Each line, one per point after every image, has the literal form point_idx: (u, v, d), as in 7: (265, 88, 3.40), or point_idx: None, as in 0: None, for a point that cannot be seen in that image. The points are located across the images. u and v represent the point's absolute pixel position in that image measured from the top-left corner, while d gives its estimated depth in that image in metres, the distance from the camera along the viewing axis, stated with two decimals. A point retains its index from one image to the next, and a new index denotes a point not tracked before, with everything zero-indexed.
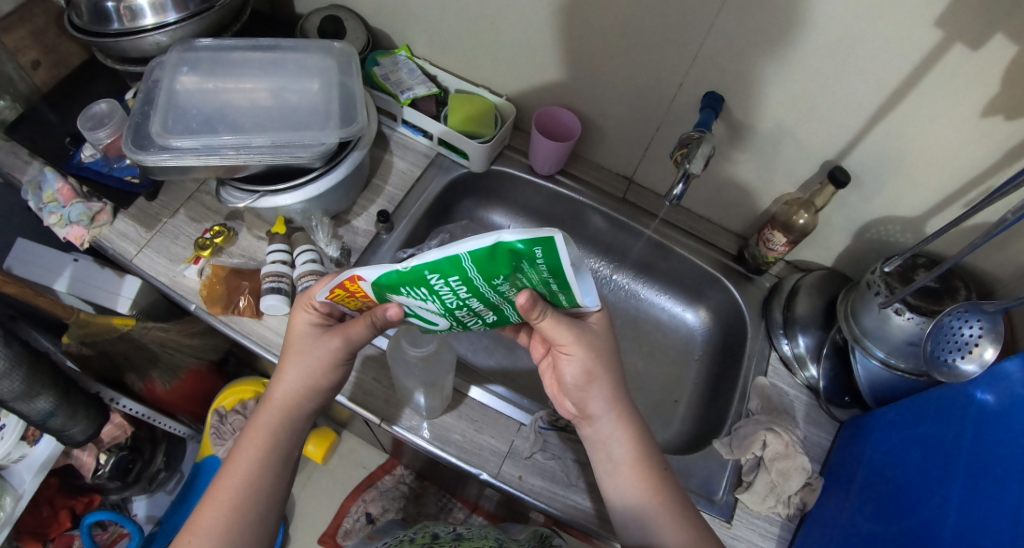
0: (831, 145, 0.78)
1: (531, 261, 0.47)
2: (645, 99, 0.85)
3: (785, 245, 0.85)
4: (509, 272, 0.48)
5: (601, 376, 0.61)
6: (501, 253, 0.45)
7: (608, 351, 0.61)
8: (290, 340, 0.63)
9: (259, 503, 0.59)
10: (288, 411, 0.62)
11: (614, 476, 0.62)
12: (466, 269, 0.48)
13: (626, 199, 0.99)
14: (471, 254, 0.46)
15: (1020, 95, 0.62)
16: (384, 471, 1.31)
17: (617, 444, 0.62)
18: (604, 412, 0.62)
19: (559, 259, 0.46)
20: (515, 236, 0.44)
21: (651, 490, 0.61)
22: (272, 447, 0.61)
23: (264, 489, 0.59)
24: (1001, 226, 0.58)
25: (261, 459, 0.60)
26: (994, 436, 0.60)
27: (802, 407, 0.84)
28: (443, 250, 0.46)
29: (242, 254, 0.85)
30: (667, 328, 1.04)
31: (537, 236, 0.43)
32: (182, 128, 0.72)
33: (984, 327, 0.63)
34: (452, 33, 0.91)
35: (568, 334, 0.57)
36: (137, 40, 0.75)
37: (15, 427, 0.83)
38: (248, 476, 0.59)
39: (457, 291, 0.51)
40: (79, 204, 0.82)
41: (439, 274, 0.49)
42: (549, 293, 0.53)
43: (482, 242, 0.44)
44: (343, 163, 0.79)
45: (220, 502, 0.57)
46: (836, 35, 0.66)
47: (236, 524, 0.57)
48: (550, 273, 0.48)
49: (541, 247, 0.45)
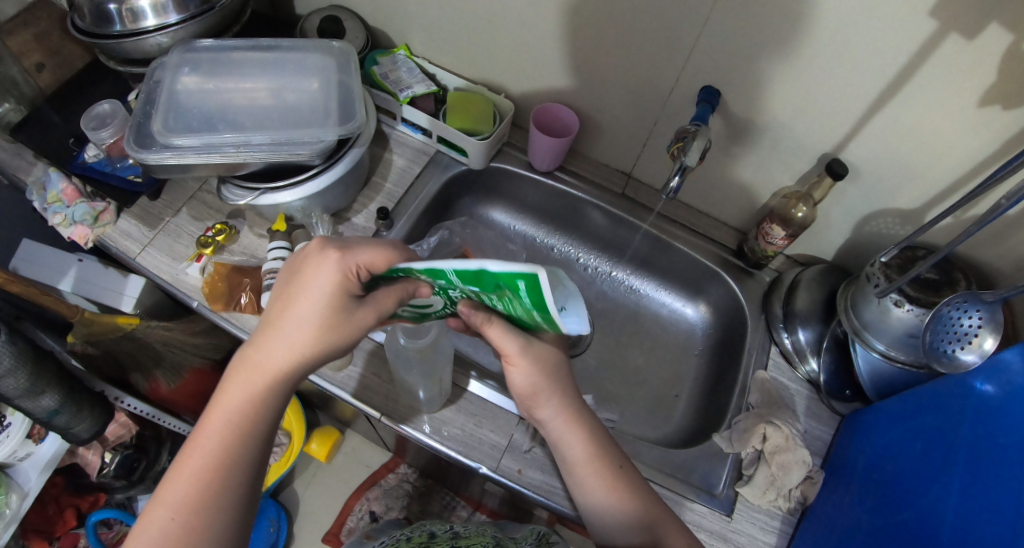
0: (829, 138, 0.78)
1: (515, 290, 0.45)
2: (641, 95, 0.85)
3: (785, 239, 0.85)
4: (492, 289, 0.47)
5: (546, 387, 0.64)
6: (485, 276, 0.45)
7: (553, 363, 0.64)
8: (294, 296, 0.55)
9: (238, 476, 0.54)
10: (281, 378, 0.56)
11: (572, 477, 0.64)
12: (452, 278, 0.48)
13: (625, 195, 0.99)
14: (456, 270, 0.46)
15: (1018, 84, 0.62)
16: (387, 470, 1.32)
17: (568, 446, 0.64)
18: (550, 418, 0.65)
19: (542, 296, 0.44)
20: (497, 267, 0.43)
21: (612, 487, 0.62)
22: (256, 417, 0.55)
23: (245, 459, 0.54)
24: (996, 212, 0.58)
25: (241, 426, 0.55)
26: (995, 426, 0.59)
27: (802, 400, 0.84)
28: (431, 261, 0.46)
29: (243, 252, 0.86)
30: (668, 324, 1.03)
31: (517, 271, 0.42)
32: (183, 127, 0.73)
33: (983, 317, 0.63)
34: (449, 31, 0.91)
35: (514, 346, 0.59)
36: (139, 41, 0.76)
37: (22, 425, 0.87)
38: (225, 446, 0.54)
39: (448, 286, 0.51)
40: (82, 204, 0.83)
41: (430, 273, 0.50)
42: (536, 320, 0.51)
43: (466, 266, 0.44)
44: (342, 160, 0.79)
45: (191, 475, 0.52)
46: (830, 28, 0.66)
47: (209, 499, 0.52)
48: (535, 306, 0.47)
49: (524, 281, 0.43)
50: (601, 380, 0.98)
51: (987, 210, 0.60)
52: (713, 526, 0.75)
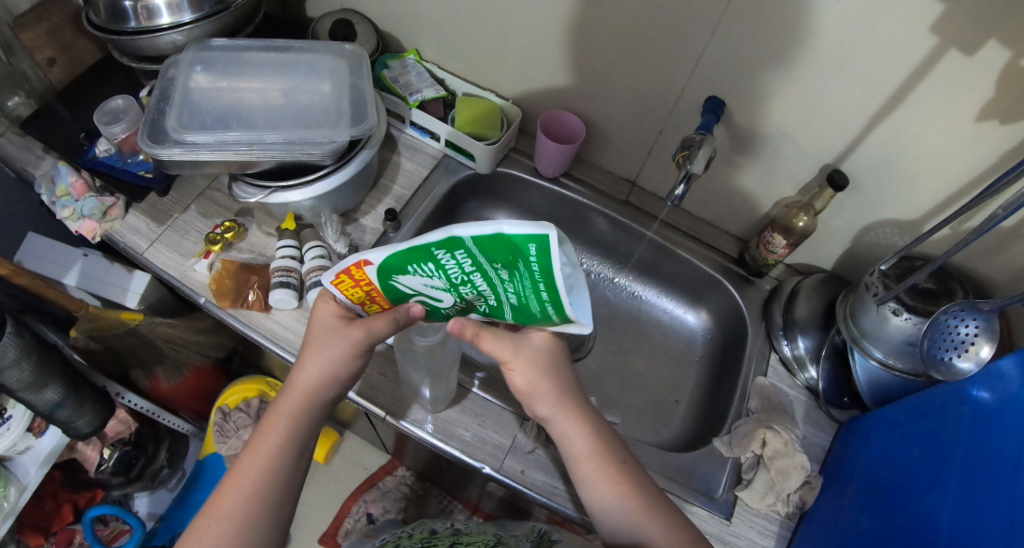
0: (830, 149, 0.79)
1: (526, 260, 0.47)
2: (647, 104, 0.87)
3: (785, 247, 0.87)
4: (507, 261, 0.48)
5: (545, 386, 0.64)
6: (501, 242, 0.46)
7: (549, 361, 0.64)
8: (312, 331, 0.64)
9: (276, 490, 0.58)
10: (305, 397, 0.62)
11: (579, 475, 0.64)
12: (471, 248, 0.48)
13: (629, 202, 1.01)
14: (474, 237, 0.46)
15: (1015, 99, 0.64)
16: (385, 472, 1.33)
17: (572, 443, 0.64)
18: (551, 415, 0.65)
19: (553, 261, 0.45)
20: (514, 229, 0.44)
21: (616, 483, 0.63)
22: (293, 432, 0.61)
23: (282, 473, 0.59)
24: (992, 222, 0.60)
25: (277, 444, 0.60)
26: (991, 432, 0.61)
27: (801, 407, 0.85)
28: (448, 229, 0.47)
29: (252, 250, 0.87)
30: (668, 330, 1.04)
31: (533, 231, 0.44)
32: (197, 124, 0.74)
33: (979, 326, 0.65)
34: (460, 37, 0.93)
35: (506, 350, 0.61)
36: (153, 39, 0.77)
37: (23, 417, 0.87)
38: (269, 458, 0.59)
39: (462, 266, 0.50)
40: (92, 198, 0.84)
41: (445, 250, 0.49)
42: (541, 306, 0.52)
43: (484, 230, 0.45)
44: (353, 161, 0.80)
45: (239, 488, 0.57)
46: (833, 41, 0.68)
47: (257, 510, 0.57)
48: (544, 280, 0.48)
49: (536, 244, 0.45)
50: (602, 385, 0.99)
51: (983, 221, 0.61)
52: (713, 528, 0.76)
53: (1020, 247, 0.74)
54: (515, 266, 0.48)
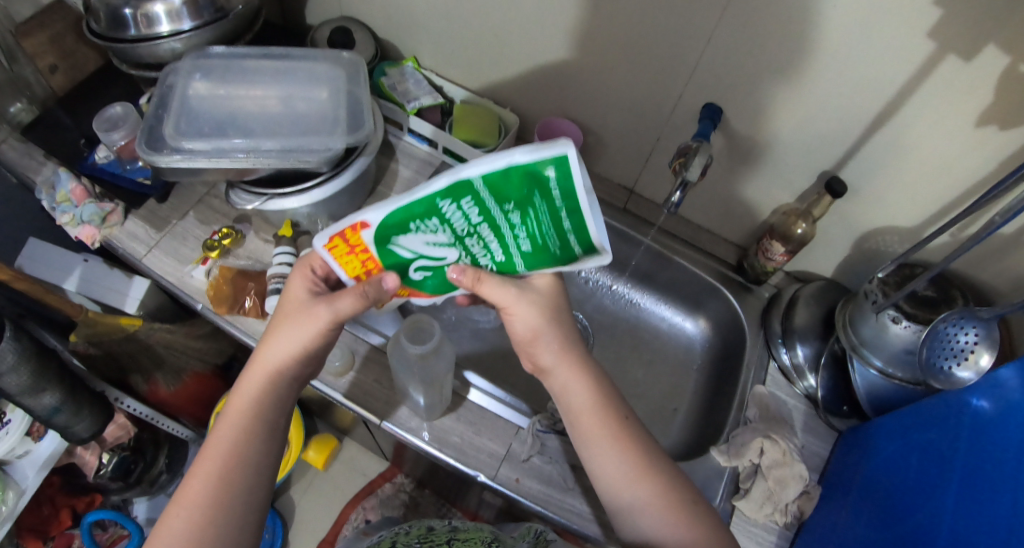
0: (829, 156, 0.79)
1: (542, 187, 0.51)
2: (645, 111, 0.87)
3: (784, 255, 0.87)
4: (519, 196, 0.52)
5: (548, 334, 0.62)
6: (515, 174, 0.50)
7: (554, 309, 0.62)
8: (283, 306, 0.62)
9: (242, 470, 0.56)
10: (271, 372, 0.60)
11: (577, 427, 0.61)
12: (477, 193, 0.52)
13: (627, 209, 1.01)
14: (483, 176, 0.50)
15: (1014, 105, 0.63)
16: (384, 479, 1.33)
17: (574, 394, 0.61)
18: (554, 364, 0.62)
19: (572, 177, 0.50)
20: (526, 155, 0.48)
21: (617, 439, 0.60)
22: (259, 408, 0.58)
23: (248, 452, 0.56)
24: (989, 229, 0.60)
25: (242, 421, 0.57)
26: (991, 442, 0.60)
27: (800, 416, 0.85)
28: (455, 174, 0.50)
29: (249, 256, 0.87)
30: (667, 338, 1.04)
31: (548, 152, 0.48)
32: (194, 131, 0.74)
33: (979, 334, 0.65)
34: (458, 45, 0.93)
35: (508, 294, 0.60)
36: (153, 47, 0.77)
37: (21, 422, 0.87)
38: (234, 436, 0.56)
39: (469, 214, 0.54)
40: (91, 204, 0.84)
41: (450, 199, 0.53)
42: (559, 235, 0.55)
43: (495, 164, 0.48)
44: (349, 168, 0.80)
45: (205, 471, 0.55)
46: (829, 46, 0.68)
47: (221, 491, 0.54)
48: (562, 200, 0.52)
49: (553, 165, 0.49)
50: None
51: (982, 228, 0.61)
52: None
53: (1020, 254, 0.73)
54: (529, 201, 0.53)
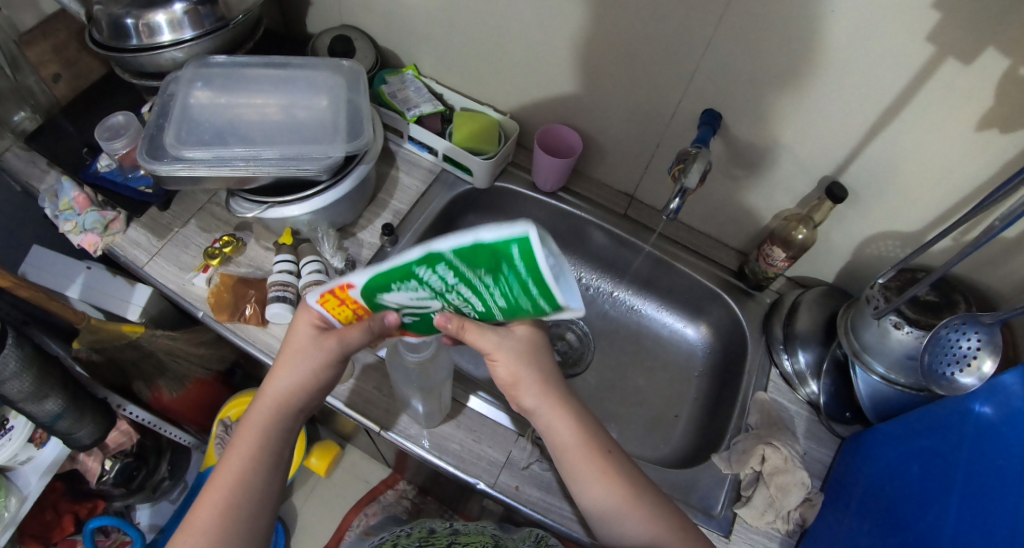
0: (829, 161, 0.79)
1: (508, 262, 0.46)
2: (644, 117, 0.87)
3: (785, 261, 0.86)
4: (490, 267, 0.48)
5: (528, 377, 0.62)
6: (481, 251, 0.46)
7: (535, 351, 0.63)
8: (287, 341, 0.62)
9: (249, 503, 0.57)
10: (277, 405, 0.61)
11: (563, 465, 0.63)
12: (450, 262, 0.48)
13: (628, 215, 1.00)
14: (452, 250, 0.47)
15: (1015, 108, 0.63)
16: (386, 486, 1.32)
17: (557, 434, 0.63)
18: (536, 407, 0.63)
19: (537, 260, 0.45)
20: (491, 234, 0.44)
21: (604, 475, 0.61)
22: (265, 441, 0.59)
23: (256, 485, 0.58)
24: (988, 234, 0.59)
25: (249, 457, 0.58)
26: (993, 448, 0.60)
27: (802, 422, 0.84)
28: (425, 246, 0.47)
29: (250, 264, 0.87)
30: (668, 344, 1.04)
31: (511, 231, 0.44)
32: (195, 140, 0.74)
33: (982, 339, 0.64)
34: (457, 52, 0.93)
35: (492, 342, 0.59)
36: (154, 56, 0.78)
37: (24, 428, 0.87)
38: (242, 470, 0.58)
39: (445, 278, 0.51)
40: (93, 212, 0.85)
41: (426, 267, 0.49)
42: (533, 304, 0.50)
43: (461, 240, 0.45)
44: (348, 177, 0.80)
45: (211, 503, 0.56)
46: (828, 51, 0.68)
47: (228, 523, 0.55)
48: (530, 278, 0.47)
49: (517, 246, 0.44)
50: (601, 400, 0.98)
51: (981, 232, 0.61)
52: None
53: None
54: (500, 271, 0.48)
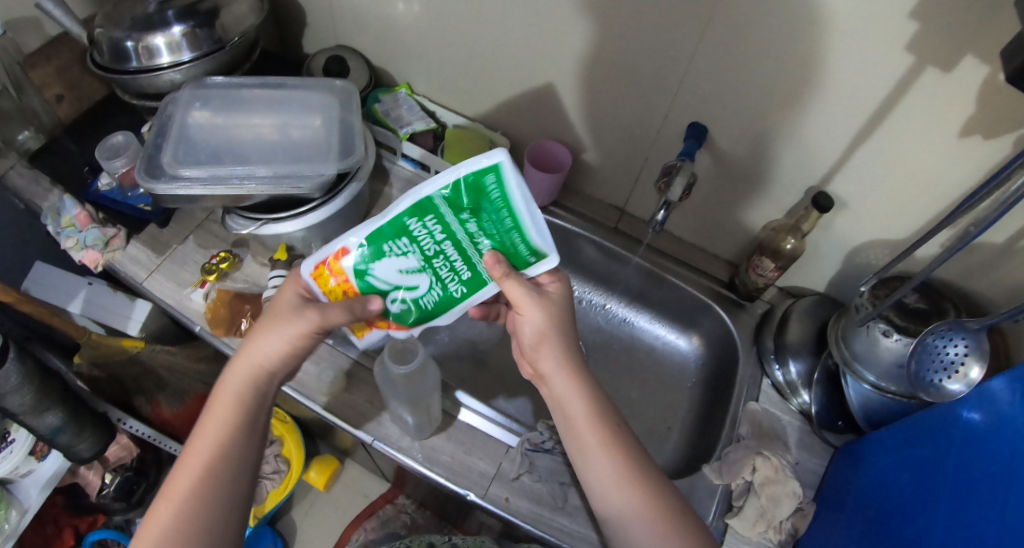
0: (814, 172, 0.80)
1: (484, 194, 0.58)
2: (632, 131, 0.88)
3: (775, 271, 0.87)
4: (472, 206, 0.59)
5: (552, 339, 0.62)
6: (462, 188, 0.58)
7: (563, 316, 0.63)
8: (271, 309, 0.63)
9: (228, 469, 0.56)
10: (256, 372, 0.60)
11: (572, 436, 0.61)
12: (438, 210, 0.59)
13: (618, 229, 1.02)
14: (438, 192, 0.58)
15: (995, 116, 0.63)
16: (385, 500, 1.30)
17: (570, 401, 0.61)
18: (553, 371, 0.62)
19: (510, 184, 0.58)
20: (470, 167, 0.57)
21: (612, 451, 0.59)
22: (244, 408, 0.59)
23: (235, 451, 0.57)
24: (964, 240, 0.61)
25: (228, 423, 0.58)
26: (980, 456, 0.60)
27: (794, 432, 0.85)
28: (415, 193, 0.58)
29: (246, 279, 0.88)
30: (662, 357, 1.05)
31: (486, 162, 0.57)
32: (191, 159, 0.76)
33: (969, 346, 0.67)
34: (449, 69, 0.95)
35: (525, 293, 0.61)
36: (153, 77, 0.80)
37: (25, 441, 0.89)
38: (220, 436, 0.57)
39: (433, 233, 0.61)
40: (95, 229, 0.86)
41: (416, 218, 0.60)
42: (511, 237, 0.61)
43: (444, 179, 0.57)
44: (341, 194, 0.82)
45: (190, 470, 0.55)
46: (809, 64, 0.69)
47: (207, 488, 0.55)
48: (507, 204, 0.59)
49: (492, 173, 0.57)
50: None
51: (958, 238, 0.62)
52: None
53: (1014, 262, 0.73)
54: (480, 209, 0.59)
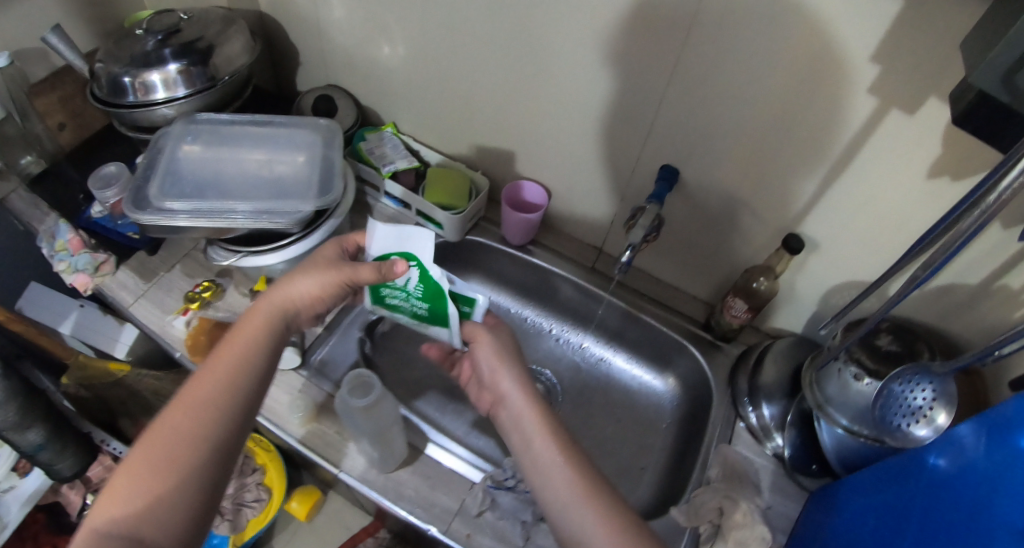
0: (784, 216, 0.81)
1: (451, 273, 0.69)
2: (609, 171, 0.90)
3: (747, 311, 0.89)
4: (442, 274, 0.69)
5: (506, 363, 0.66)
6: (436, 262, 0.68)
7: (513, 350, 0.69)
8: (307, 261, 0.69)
9: (247, 385, 0.58)
10: (284, 306, 0.64)
11: (528, 453, 0.59)
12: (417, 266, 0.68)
13: (595, 269, 1.04)
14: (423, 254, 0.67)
15: (960, 157, 0.64)
16: (366, 533, 1.29)
17: (526, 414, 0.62)
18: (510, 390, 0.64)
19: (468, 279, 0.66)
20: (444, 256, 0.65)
21: (569, 465, 0.57)
22: (270, 335, 0.62)
23: (255, 368, 0.59)
24: (913, 284, 0.62)
25: (254, 344, 0.61)
26: (942, 500, 0.59)
27: (767, 475, 0.85)
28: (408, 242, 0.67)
29: (227, 309, 0.90)
30: (637, 397, 1.05)
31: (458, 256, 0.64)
32: (177, 192, 0.79)
33: (936, 391, 0.68)
34: (433, 109, 0.98)
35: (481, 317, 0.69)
36: (147, 112, 0.83)
37: (7, 457, 0.91)
38: (246, 352, 0.60)
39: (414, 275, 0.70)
40: (86, 253, 0.89)
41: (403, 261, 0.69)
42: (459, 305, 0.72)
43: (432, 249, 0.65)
44: (318, 230, 0.84)
45: (214, 378, 0.56)
46: (772, 110, 0.71)
47: (228, 396, 0.56)
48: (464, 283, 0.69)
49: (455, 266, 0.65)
50: None
51: (907, 282, 0.63)
52: None
53: (988, 304, 0.74)
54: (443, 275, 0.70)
